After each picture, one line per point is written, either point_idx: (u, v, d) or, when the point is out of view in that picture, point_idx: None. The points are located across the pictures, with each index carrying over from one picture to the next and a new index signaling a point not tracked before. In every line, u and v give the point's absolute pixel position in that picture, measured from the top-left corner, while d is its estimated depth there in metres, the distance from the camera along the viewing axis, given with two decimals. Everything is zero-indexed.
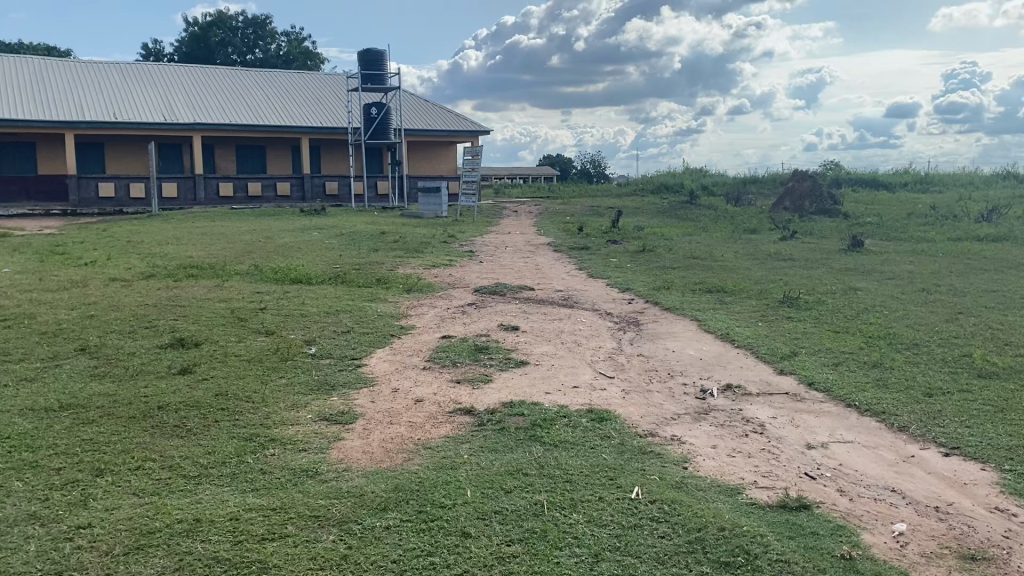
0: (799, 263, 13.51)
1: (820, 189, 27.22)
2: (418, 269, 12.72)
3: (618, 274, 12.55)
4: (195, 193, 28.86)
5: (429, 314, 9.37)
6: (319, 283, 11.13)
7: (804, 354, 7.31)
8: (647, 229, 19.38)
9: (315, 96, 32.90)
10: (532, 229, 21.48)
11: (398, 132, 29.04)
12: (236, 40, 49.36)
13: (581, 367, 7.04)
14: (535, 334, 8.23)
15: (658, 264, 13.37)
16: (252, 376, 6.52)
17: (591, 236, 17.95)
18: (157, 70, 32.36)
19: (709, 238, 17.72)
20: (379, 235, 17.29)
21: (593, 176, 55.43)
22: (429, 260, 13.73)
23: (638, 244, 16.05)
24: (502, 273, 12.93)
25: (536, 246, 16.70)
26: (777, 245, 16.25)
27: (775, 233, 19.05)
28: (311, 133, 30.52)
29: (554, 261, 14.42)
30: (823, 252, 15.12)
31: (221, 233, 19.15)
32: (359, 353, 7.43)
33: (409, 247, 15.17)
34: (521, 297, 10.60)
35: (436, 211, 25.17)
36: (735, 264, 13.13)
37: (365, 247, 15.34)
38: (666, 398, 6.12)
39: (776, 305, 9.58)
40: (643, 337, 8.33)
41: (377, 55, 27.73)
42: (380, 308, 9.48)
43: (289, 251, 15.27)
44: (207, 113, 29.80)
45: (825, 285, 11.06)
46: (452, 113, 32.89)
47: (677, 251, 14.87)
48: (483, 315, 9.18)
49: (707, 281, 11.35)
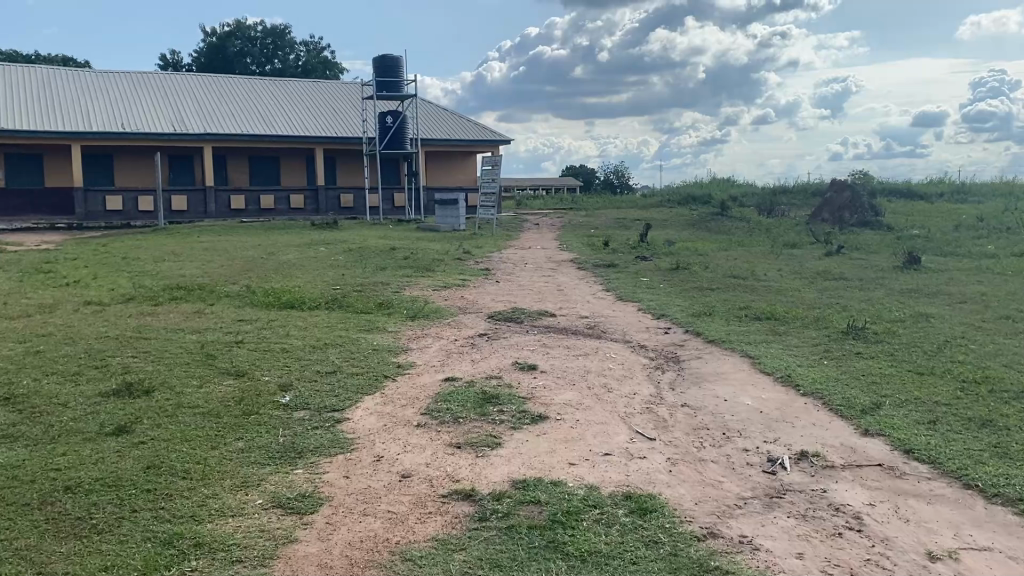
0: (852, 283, 12.09)
1: (860, 199, 25.67)
2: (427, 291, 11.44)
3: (650, 295, 11.20)
4: (205, 206, 27.90)
5: (434, 348, 8.06)
6: (313, 308, 9.88)
7: (890, 406, 5.90)
8: (678, 243, 18.01)
9: (330, 105, 31.86)
10: (554, 242, 20.21)
11: (414, 141, 27.86)
12: (254, 50, 48.66)
13: (614, 423, 5.68)
14: (557, 376, 6.89)
15: (695, 284, 11.99)
16: (201, 438, 5.23)
17: (617, 251, 16.61)
18: (168, 79, 31.47)
19: (746, 253, 16.34)
20: (390, 251, 16.07)
21: (617, 187, 54.05)
22: (440, 279, 12.47)
23: (670, 261, 14.69)
24: (519, 295, 11.60)
25: (558, 263, 15.40)
26: (823, 262, 14.82)
27: (817, 248, 17.64)
28: (325, 142, 29.46)
29: (578, 281, 13.08)
30: (876, 269, 13.67)
31: (224, 248, 18.02)
32: (342, 403, 6.13)
33: (419, 265, 13.94)
34: (539, 325, 9.26)
35: (454, 224, 23.95)
36: (781, 285, 11.74)
37: (372, 264, 14.10)
38: (725, 475, 4.74)
39: (840, 337, 8.17)
40: (686, 380, 6.94)
41: (393, 62, 26.59)
42: (377, 340, 8.20)
43: (290, 269, 14.08)
44: (219, 123, 28.81)
45: (890, 311, 9.64)
46: (472, 122, 31.70)
47: (713, 269, 13.48)
48: (496, 350, 7.85)
49: (752, 306, 9.97)
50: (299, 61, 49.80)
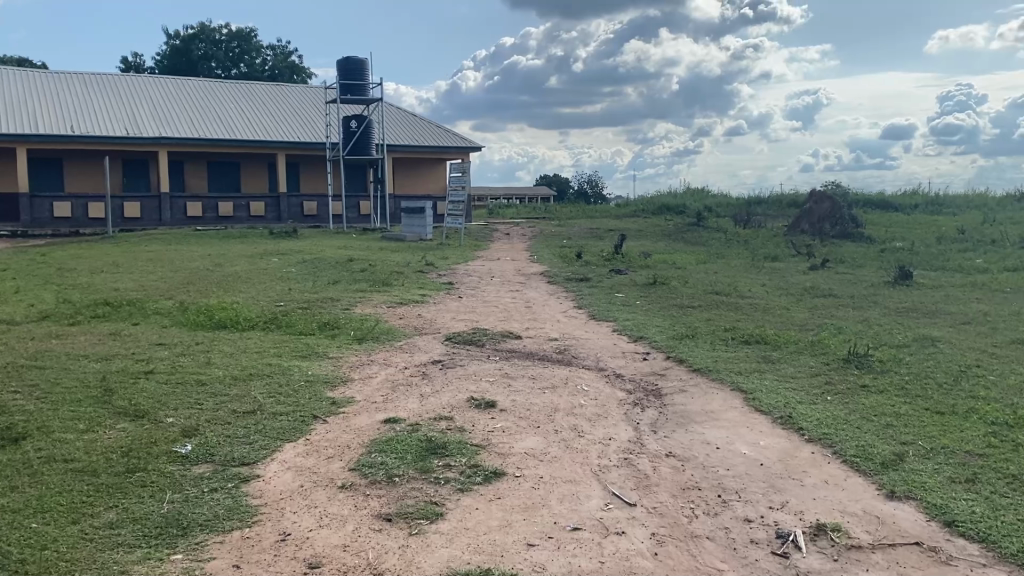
0: (843, 301, 11.18)
1: (840, 210, 24.94)
2: (380, 309, 10.36)
3: (626, 314, 10.21)
4: (160, 213, 26.59)
5: (379, 378, 6.99)
6: (246, 329, 8.79)
7: (917, 458, 4.91)
8: (654, 256, 17.08)
9: (294, 109, 30.71)
10: (525, 254, 19.21)
11: (380, 147, 26.76)
12: (219, 54, 47.27)
13: (585, 482, 4.62)
14: (519, 417, 5.83)
15: (674, 301, 11.02)
16: (62, 507, 4.12)
17: (591, 264, 15.63)
18: (123, 80, 30.10)
19: (725, 267, 15.47)
20: (347, 262, 14.96)
21: (590, 197, 53.25)
22: (397, 295, 11.39)
23: (648, 275, 13.73)
24: (483, 313, 10.54)
25: (527, 277, 14.41)
26: (807, 276, 13.97)
27: (800, 261, 16.78)
28: (287, 148, 28.27)
29: (548, 297, 12.05)
30: (865, 285, 12.81)
31: (170, 259, 16.79)
32: (254, 454, 5.07)
33: (376, 278, 12.86)
34: (502, 350, 8.21)
35: (420, 233, 22.86)
36: (768, 303, 10.79)
37: (325, 278, 12.98)
38: (727, 561, 3.71)
39: (841, 366, 7.20)
40: (670, 421, 5.91)
41: (357, 64, 25.51)
42: (313, 369, 7.14)
43: (236, 283, 12.93)
44: (176, 126, 27.52)
45: (889, 334, 8.72)
46: (441, 128, 30.66)
47: (693, 284, 12.52)
48: (450, 382, 6.77)
49: (739, 328, 9.01)
50: (266, 66, 48.52)
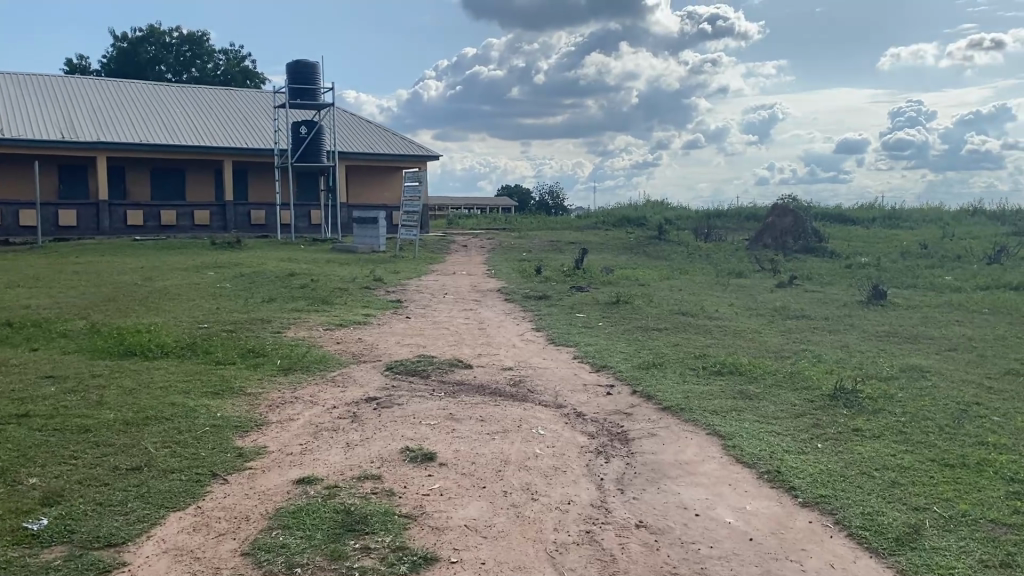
0: (818, 323, 10.43)
1: (803, 224, 24.43)
2: (316, 332, 9.35)
3: (588, 338, 9.34)
4: (98, 222, 25.21)
5: (300, 422, 6.03)
6: (157, 359, 7.75)
7: (936, 534, 4.07)
8: (616, 271, 16.27)
9: (242, 114, 29.49)
10: (481, 268, 18.30)
11: (332, 155, 25.66)
12: (169, 57, 45.71)
13: (536, 569, 3.71)
14: (461, 474, 4.90)
15: (638, 323, 10.16)
16: None
17: (550, 279, 14.75)
18: (61, 81, 28.60)
19: (690, 284, 14.71)
20: (287, 277, 13.90)
21: (551, 208, 52.51)
22: (337, 315, 10.39)
23: (610, 292, 12.90)
24: (430, 336, 9.57)
25: (483, 293, 13.48)
26: (777, 295, 13.25)
27: (767, 278, 16.09)
28: (234, 154, 27.05)
29: (503, 317, 11.13)
30: (839, 305, 12.11)
31: (97, 272, 15.55)
32: (125, 530, 4.09)
33: (317, 295, 11.84)
34: (448, 383, 7.26)
35: (372, 244, 21.80)
36: (740, 326, 9.99)
37: (261, 295, 11.91)
38: None
39: (828, 404, 6.37)
40: (638, 477, 5.02)
41: (307, 67, 24.44)
42: (224, 410, 6.15)
43: (162, 301, 11.81)
44: (115, 130, 26.15)
45: (874, 364, 7.94)
46: (396, 136, 29.64)
47: (658, 303, 11.70)
48: (384, 425, 5.82)
49: (711, 356, 8.17)
50: (218, 70, 47.03)
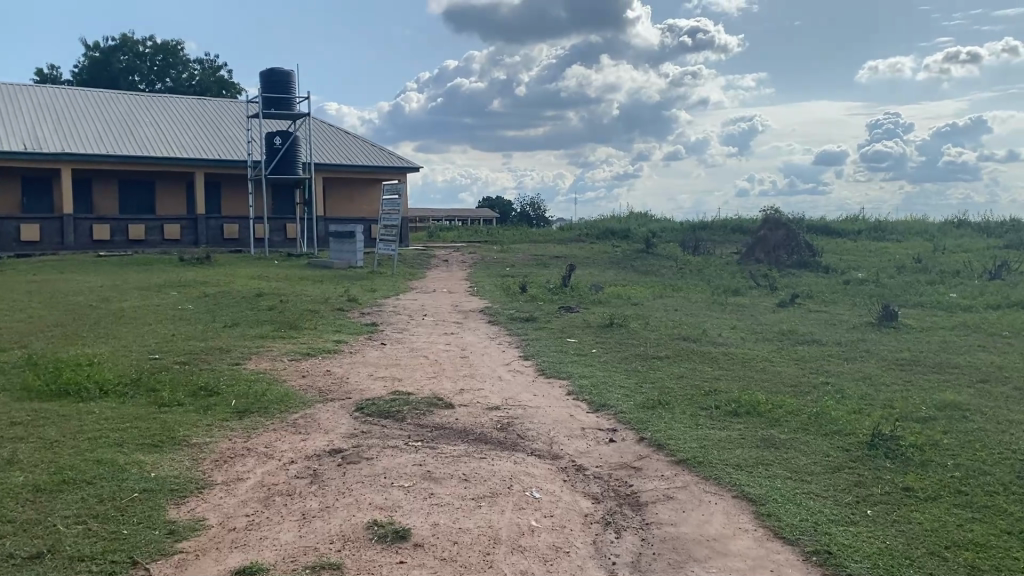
0: (830, 349, 9.60)
1: (794, 238, 23.72)
2: (280, 365, 8.41)
3: (582, 368, 8.45)
4: (62, 237, 24.08)
5: (249, 483, 5.07)
6: (93, 400, 6.76)
7: None
8: (606, 289, 15.44)
9: (215, 125, 28.46)
10: (463, 285, 17.39)
11: (308, 166, 24.69)
12: (142, 66, 44.59)
13: None
14: (440, 560, 3.97)
15: (636, 350, 9.28)
16: None
17: (537, 298, 13.88)
18: (25, 89, 27.44)
19: (685, 303, 13.89)
20: (254, 297, 12.91)
21: (533, 220, 51.70)
22: (305, 342, 9.44)
23: (601, 314, 12.03)
24: (407, 366, 8.63)
25: (465, 314, 12.59)
26: (779, 315, 12.45)
27: (765, 296, 15.32)
28: (206, 165, 26.02)
29: (488, 342, 10.22)
30: (847, 328, 11.33)
31: (51, 292, 14.48)
32: None
33: (285, 319, 10.89)
34: (426, 427, 6.33)
35: (350, 260, 20.83)
36: (747, 354, 9.15)
37: (224, 320, 10.93)
38: None
39: (869, 455, 5.51)
40: (659, 558, 4.11)
41: (282, 76, 23.49)
42: (160, 468, 5.19)
43: (114, 326, 10.80)
44: (81, 141, 25.04)
45: (905, 399, 7.12)
46: (375, 147, 28.71)
47: (655, 326, 10.84)
48: (348, 489, 4.87)
49: (723, 393, 7.32)
50: (193, 80, 45.90)
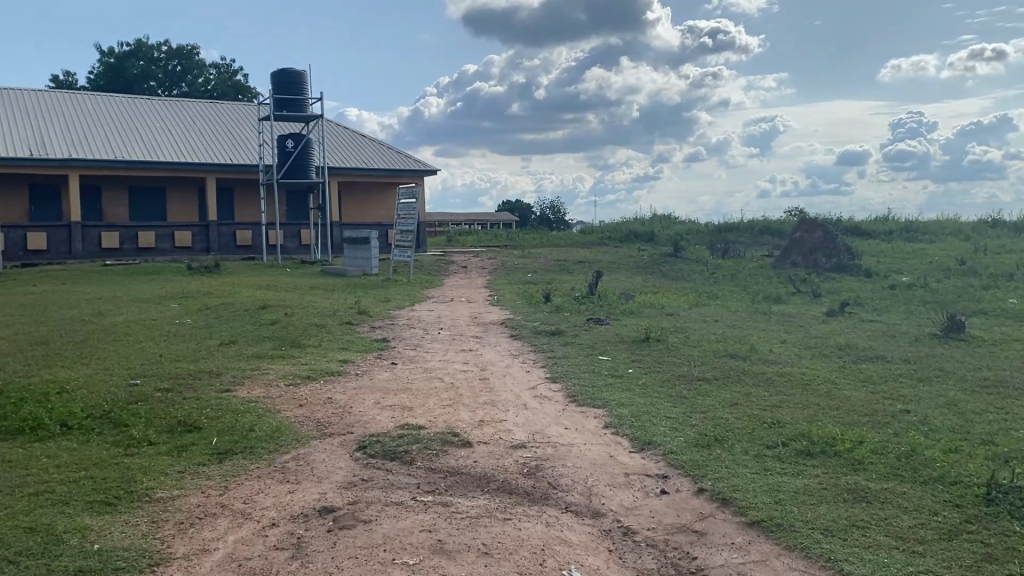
0: (898, 368, 8.46)
1: (832, 240, 22.50)
2: (276, 391, 7.41)
3: (621, 394, 7.38)
4: (70, 245, 23.31)
5: (216, 557, 4.05)
6: (51, 440, 5.77)
7: None
8: (636, 297, 14.36)
9: (227, 129, 27.64)
10: (482, 293, 16.37)
11: (321, 170, 23.80)
12: (158, 72, 44.05)
13: None
14: None
15: (678, 371, 8.19)
16: None
17: (563, 308, 12.82)
18: (33, 94, 26.75)
19: (724, 313, 12.79)
20: (257, 311, 11.95)
21: (553, 223, 50.65)
22: (306, 364, 8.43)
23: (634, 326, 10.96)
24: (419, 391, 7.58)
25: (485, 326, 11.56)
26: (829, 327, 11.32)
27: (809, 304, 14.16)
28: (216, 170, 25.19)
29: (511, 360, 9.18)
30: (909, 341, 10.16)
31: (45, 305, 13.61)
32: None
33: (288, 335, 9.91)
34: (439, 474, 5.31)
35: (364, 267, 19.88)
36: (805, 375, 8.05)
37: (220, 338, 9.95)
38: None
39: (990, 515, 4.40)
40: None
41: (293, 77, 22.60)
42: (107, 537, 4.19)
43: (101, 345, 9.85)
44: (89, 146, 24.28)
45: (1006, 433, 5.99)
46: (391, 150, 27.77)
47: (697, 341, 9.75)
48: (339, 569, 3.84)
49: (786, 427, 6.24)
50: (208, 85, 45.31)
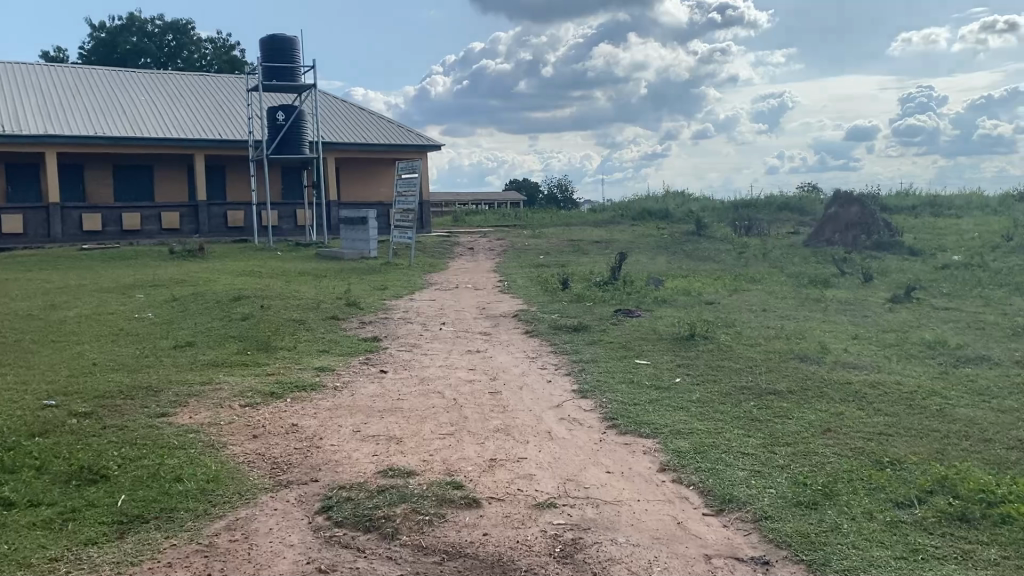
0: (1017, 375, 6.70)
1: (871, 215, 20.68)
2: (228, 417, 5.72)
3: (673, 417, 5.66)
4: (48, 228, 21.65)
5: None
6: None
7: None
8: (665, 282, 12.61)
9: (216, 102, 25.86)
10: (490, 278, 14.64)
11: (315, 145, 22.07)
12: (150, 46, 42.21)
13: None
14: None
15: (741, 381, 6.48)
16: None
17: (584, 296, 11.08)
18: (8, 67, 24.98)
19: (769, 300, 11.05)
20: (229, 303, 10.24)
21: (561, 202, 48.87)
22: (273, 376, 6.73)
23: (671, 319, 9.22)
24: (412, 413, 5.88)
25: (495, 320, 9.86)
26: (901, 317, 9.56)
27: (864, 289, 12.40)
28: (204, 145, 23.46)
29: (528, 365, 7.47)
30: (1009, 335, 8.39)
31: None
32: None
33: (257, 336, 8.20)
34: (431, 561, 3.63)
35: (361, 249, 18.19)
36: (905, 386, 6.32)
37: (176, 339, 8.24)
38: None
39: None
40: None
41: (283, 42, 20.81)
42: None
43: (31, 348, 8.13)
44: (65, 121, 22.54)
45: None
46: (391, 123, 25.99)
47: (752, 339, 8.02)
48: None
49: (915, 471, 4.54)
50: (204, 60, 43.54)
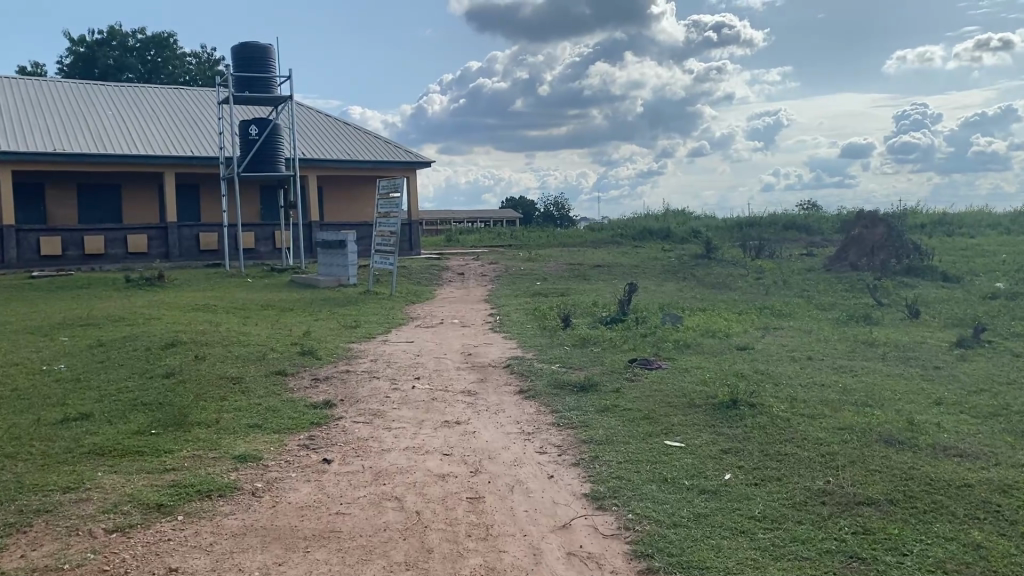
0: None
1: (897, 237, 18.96)
2: (77, 555, 3.85)
3: (735, 554, 3.85)
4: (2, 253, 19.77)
5: None
6: None
7: None
8: (682, 319, 10.82)
9: (188, 117, 24.10)
10: (480, 311, 12.85)
11: (292, 161, 20.35)
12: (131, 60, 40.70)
13: None
14: None
15: (819, 484, 4.64)
16: None
17: (591, 340, 9.28)
18: None
19: (808, 343, 9.25)
20: (159, 353, 8.39)
21: (558, 220, 47.25)
22: (172, 475, 4.86)
23: (699, 374, 7.40)
24: (352, 543, 4.04)
25: (481, 372, 8.04)
26: (979, 369, 7.77)
27: (915, 327, 10.62)
28: (174, 162, 21.67)
29: (520, 447, 5.65)
30: None
31: None
32: None
33: (173, 406, 6.33)
34: None
35: (338, 276, 16.43)
36: None
37: (68, 409, 6.36)
38: None
39: None
40: None
41: (256, 50, 19.12)
42: None
43: None
44: (23, 136, 20.72)
45: None
46: (376, 138, 24.28)
47: (810, 407, 6.20)
48: None
49: None
50: (187, 75, 42.03)
